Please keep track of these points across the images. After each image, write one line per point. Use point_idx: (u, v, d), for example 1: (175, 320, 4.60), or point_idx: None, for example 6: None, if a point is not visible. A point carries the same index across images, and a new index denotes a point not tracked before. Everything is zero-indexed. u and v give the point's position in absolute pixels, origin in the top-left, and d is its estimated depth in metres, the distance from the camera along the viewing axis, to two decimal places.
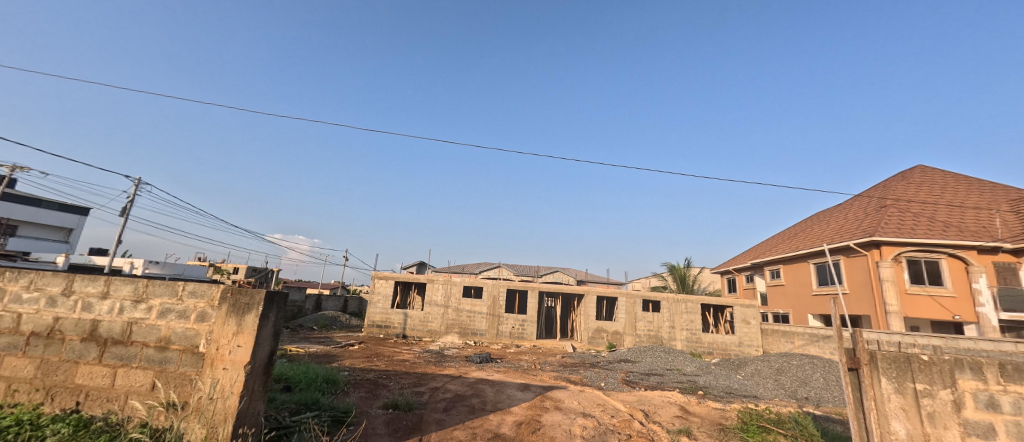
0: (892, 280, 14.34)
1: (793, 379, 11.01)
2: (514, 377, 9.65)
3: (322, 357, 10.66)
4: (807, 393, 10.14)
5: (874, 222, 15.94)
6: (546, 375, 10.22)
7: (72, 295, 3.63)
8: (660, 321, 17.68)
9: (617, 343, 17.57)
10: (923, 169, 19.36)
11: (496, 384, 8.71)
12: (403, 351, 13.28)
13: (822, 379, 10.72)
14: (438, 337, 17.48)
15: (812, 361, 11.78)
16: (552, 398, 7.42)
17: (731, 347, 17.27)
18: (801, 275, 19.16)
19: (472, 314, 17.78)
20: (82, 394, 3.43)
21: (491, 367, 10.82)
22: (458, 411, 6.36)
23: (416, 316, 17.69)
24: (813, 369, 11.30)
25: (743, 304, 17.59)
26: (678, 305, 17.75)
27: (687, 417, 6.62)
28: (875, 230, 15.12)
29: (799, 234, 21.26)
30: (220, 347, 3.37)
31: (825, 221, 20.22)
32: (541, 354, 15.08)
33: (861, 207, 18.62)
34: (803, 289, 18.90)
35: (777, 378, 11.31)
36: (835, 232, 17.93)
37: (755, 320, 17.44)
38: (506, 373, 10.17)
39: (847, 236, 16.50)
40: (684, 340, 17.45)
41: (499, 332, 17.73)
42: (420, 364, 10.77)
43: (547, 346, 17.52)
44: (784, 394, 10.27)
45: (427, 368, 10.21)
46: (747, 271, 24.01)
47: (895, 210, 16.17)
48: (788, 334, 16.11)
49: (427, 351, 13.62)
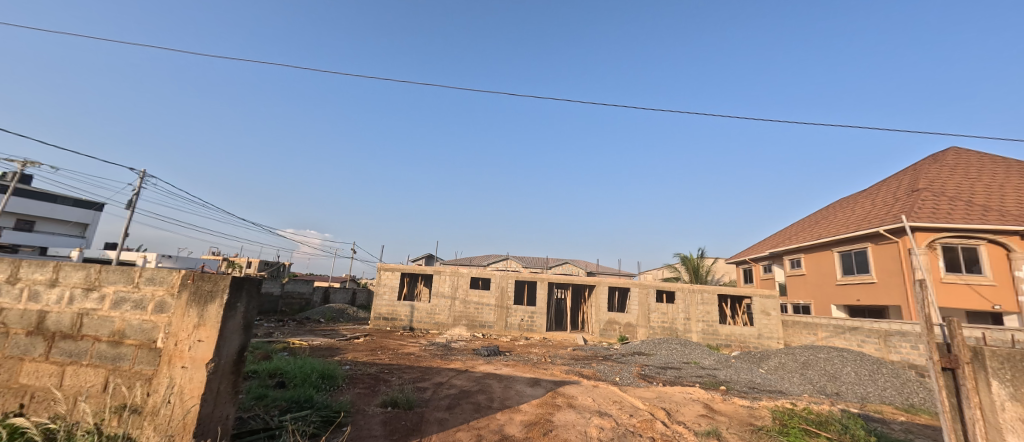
0: (926, 268, 13.64)
1: (821, 374, 10.36)
2: (524, 372, 9.18)
3: (324, 351, 10.29)
4: (837, 389, 9.53)
5: (906, 208, 15.05)
6: (556, 369, 9.71)
7: (17, 283, 3.17)
8: (675, 312, 17.02)
9: (630, 335, 16.97)
10: (957, 151, 18.30)
11: (504, 378, 8.22)
12: (409, 344, 12.89)
13: (853, 373, 10.05)
14: (445, 330, 17.09)
15: (841, 354, 11.06)
16: (564, 394, 6.92)
17: (749, 339, 16.60)
18: (824, 264, 18.31)
19: (480, 306, 17.36)
20: (26, 395, 3.00)
21: (500, 361, 10.33)
22: (463, 409, 5.86)
23: (423, 308, 17.34)
24: (843, 363, 10.60)
25: (763, 294, 16.88)
26: (694, 296, 17.06)
27: (713, 416, 6.04)
28: (909, 216, 14.26)
29: (821, 222, 20.29)
30: (180, 342, 2.90)
31: (849, 208, 19.27)
32: (551, 346, 14.59)
33: (890, 191, 17.70)
34: (826, 279, 18.06)
35: (803, 372, 10.67)
36: (861, 219, 17.04)
37: (775, 311, 16.72)
38: (515, 367, 9.66)
39: (877, 222, 15.64)
40: (700, 332, 16.77)
41: (508, 324, 17.28)
42: (425, 357, 10.32)
43: (557, 338, 17.02)
44: (813, 389, 9.65)
45: (432, 362, 9.77)
46: (764, 261, 23.14)
47: (929, 193, 15.26)
48: (810, 325, 15.40)
49: (433, 343, 13.21)
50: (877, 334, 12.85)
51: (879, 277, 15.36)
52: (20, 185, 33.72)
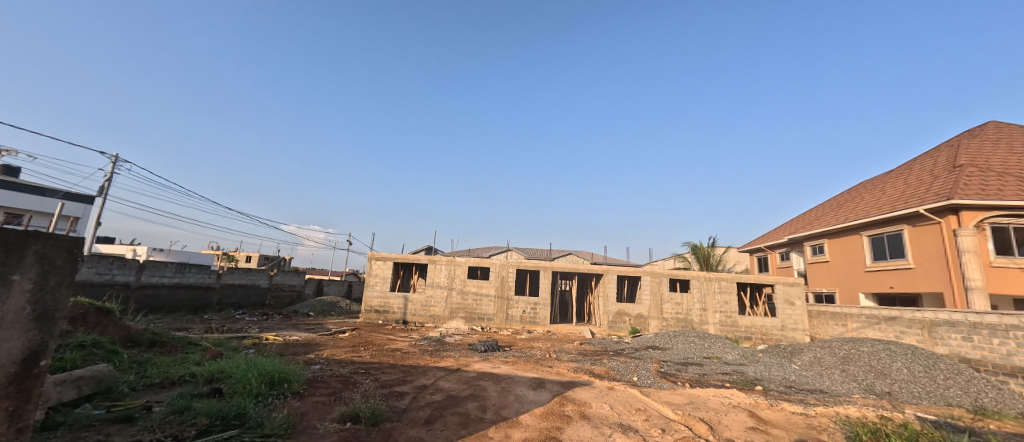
0: (974, 251, 12.33)
1: (865, 370, 9.07)
2: (525, 370, 7.91)
3: (299, 347, 9.08)
4: (887, 388, 8.28)
5: (948, 185, 13.70)
6: (562, 367, 8.39)
7: None
8: (690, 303, 15.69)
9: (641, 328, 15.63)
10: (997, 124, 16.87)
11: (503, 380, 6.92)
12: (398, 339, 11.62)
13: (906, 370, 8.73)
14: (442, 323, 15.89)
15: (888, 348, 9.68)
16: (574, 400, 5.66)
17: (772, 331, 15.25)
18: (851, 249, 16.92)
19: (479, 297, 16.10)
20: None
21: (498, 357, 9.07)
22: (446, 423, 4.57)
23: (417, 300, 16.12)
24: (891, 358, 9.24)
25: (787, 282, 15.51)
26: (711, 284, 15.68)
27: (767, 430, 4.73)
28: (953, 193, 12.96)
29: (846, 205, 18.85)
30: None
31: (878, 189, 17.83)
32: (556, 341, 13.30)
33: (926, 169, 16.28)
34: (853, 266, 16.68)
35: (843, 368, 9.39)
36: (895, 200, 15.66)
37: (800, 301, 15.37)
38: (516, 365, 8.36)
39: (915, 202, 14.28)
40: (718, 324, 15.44)
41: (509, 317, 16.00)
42: (413, 354, 9.08)
43: (562, 332, 15.75)
44: (860, 388, 8.39)
45: (421, 359, 8.50)
46: (782, 248, 21.71)
47: (974, 169, 13.88)
48: (838, 316, 14.16)
49: (425, 338, 11.93)
50: (920, 324, 11.56)
51: (916, 262, 14.02)
52: (9, 178, 32.66)
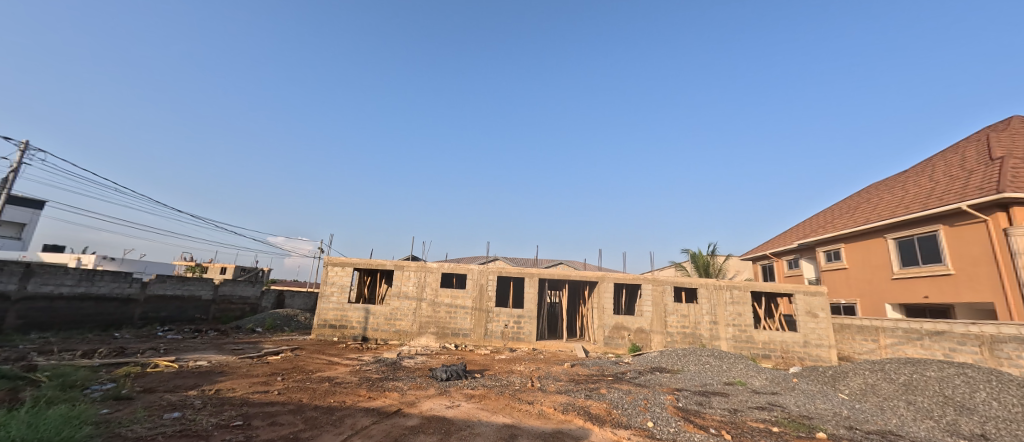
0: None
1: (941, 403, 6.98)
2: (493, 410, 5.63)
3: (191, 378, 6.65)
4: (980, 429, 6.20)
5: (992, 178, 11.92)
6: (546, 404, 6.05)
7: None
8: (698, 315, 13.56)
9: (642, 344, 13.44)
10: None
11: (456, 431, 4.61)
12: (342, 362, 9.18)
13: (996, 404, 6.68)
14: (409, 340, 13.52)
15: (963, 373, 7.61)
16: None
17: (794, 348, 13.14)
18: (874, 255, 15.03)
19: (453, 310, 13.78)
20: None
21: (461, 389, 6.74)
22: None
23: (380, 312, 13.76)
24: (971, 387, 7.18)
25: (808, 291, 13.45)
26: (722, 294, 13.60)
27: None
28: (1002, 186, 11.14)
29: (863, 206, 17.08)
30: None
31: (899, 188, 16.09)
32: (541, 361, 11.04)
33: (956, 164, 14.54)
34: (878, 273, 14.76)
35: (910, 399, 7.29)
36: (925, 198, 13.84)
37: (825, 312, 13.30)
38: (483, 402, 5.99)
39: (954, 198, 12.45)
40: (730, 339, 13.33)
41: (488, 332, 13.69)
42: (346, 385, 6.74)
43: (551, 350, 13.48)
44: (944, 430, 6.28)
45: (351, 393, 6.17)
46: (790, 255, 19.83)
47: (1017, 160, 12.18)
48: (869, 330, 12.18)
49: (378, 361, 9.50)
50: (978, 341, 9.60)
51: (958, 267, 12.14)
52: None
